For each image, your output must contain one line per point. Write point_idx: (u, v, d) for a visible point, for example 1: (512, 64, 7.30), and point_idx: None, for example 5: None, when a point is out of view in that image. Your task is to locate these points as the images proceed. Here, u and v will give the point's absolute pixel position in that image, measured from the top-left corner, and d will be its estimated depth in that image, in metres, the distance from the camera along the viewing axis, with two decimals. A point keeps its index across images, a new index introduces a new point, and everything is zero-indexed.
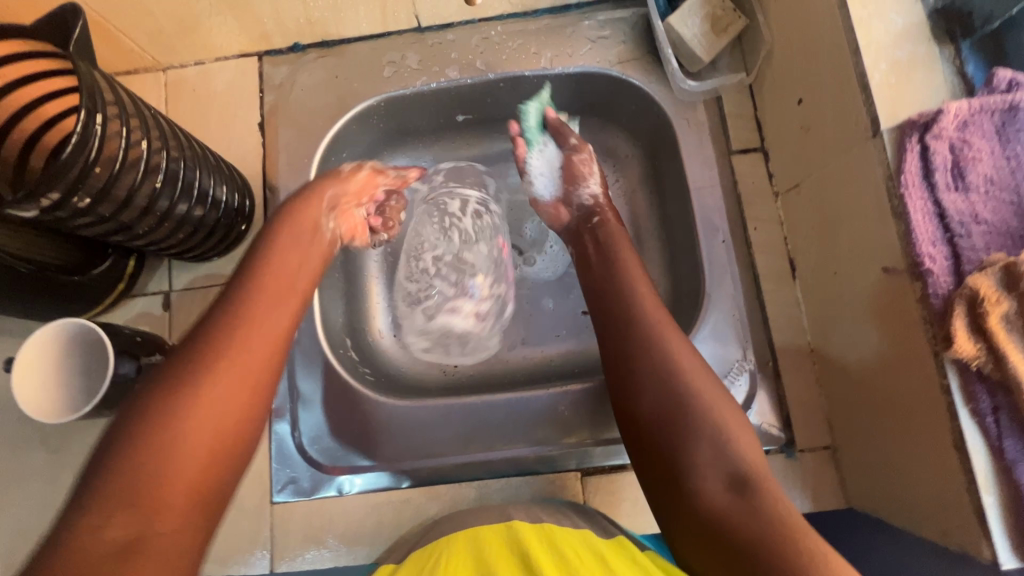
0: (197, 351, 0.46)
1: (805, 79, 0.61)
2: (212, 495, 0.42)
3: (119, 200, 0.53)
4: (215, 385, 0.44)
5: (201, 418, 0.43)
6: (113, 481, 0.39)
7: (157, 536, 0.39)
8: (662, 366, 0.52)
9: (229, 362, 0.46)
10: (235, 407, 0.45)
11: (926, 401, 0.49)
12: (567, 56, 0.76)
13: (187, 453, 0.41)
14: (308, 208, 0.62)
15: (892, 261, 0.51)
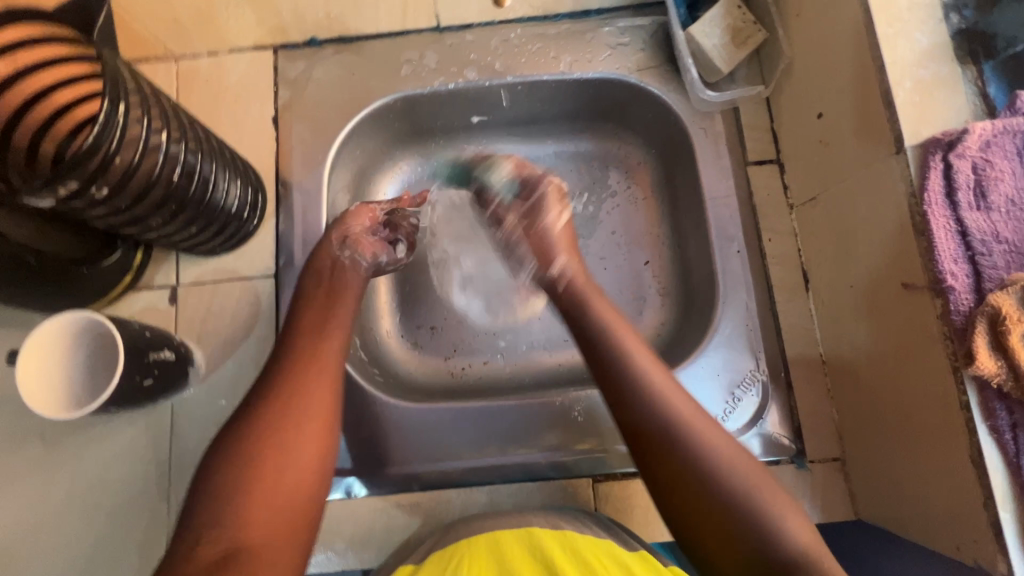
0: (277, 385, 0.50)
1: (827, 93, 0.61)
2: (302, 511, 0.45)
3: (136, 192, 0.52)
4: (294, 409, 0.49)
5: (284, 438, 0.47)
6: (213, 500, 0.43)
7: (251, 546, 0.42)
8: (670, 420, 0.50)
9: (308, 396, 0.50)
10: (313, 437, 0.48)
11: (943, 417, 0.49)
12: (587, 61, 0.75)
13: (275, 479, 0.45)
14: (321, 251, 0.63)
15: (912, 277, 0.52)
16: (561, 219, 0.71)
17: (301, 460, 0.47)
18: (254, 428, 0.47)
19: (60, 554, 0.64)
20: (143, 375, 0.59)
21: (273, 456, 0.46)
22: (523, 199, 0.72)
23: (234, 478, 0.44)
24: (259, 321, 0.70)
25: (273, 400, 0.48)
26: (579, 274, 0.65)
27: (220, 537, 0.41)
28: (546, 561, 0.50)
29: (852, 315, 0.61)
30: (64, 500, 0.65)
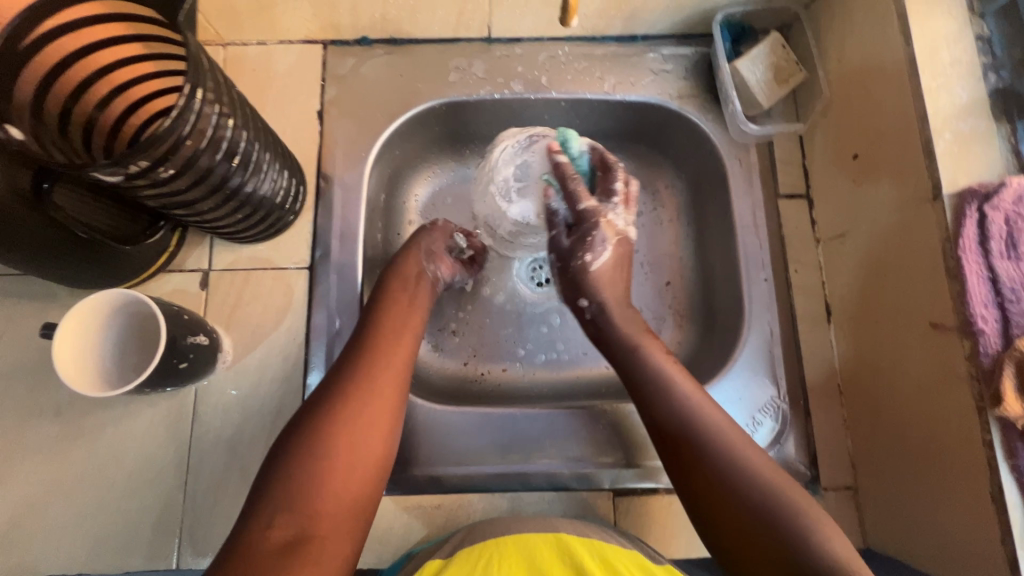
0: (340, 391, 0.54)
1: (865, 136, 0.64)
2: (357, 509, 0.50)
3: (196, 174, 0.52)
4: (360, 411, 0.53)
5: (350, 438, 0.51)
6: (284, 487, 0.48)
7: (313, 537, 0.46)
8: (693, 433, 0.54)
9: (374, 403, 0.54)
10: (374, 439, 0.52)
11: (965, 453, 0.52)
12: (631, 84, 0.78)
13: (339, 475, 0.49)
14: (409, 262, 0.69)
15: (942, 317, 0.54)
16: (609, 253, 0.66)
17: (362, 461, 0.51)
18: (322, 425, 0.51)
19: (72, 532, 0.63)
20: (179, 359, 0.59)
21: (339, 454, 0.50)
22: (582, 223, 0.66)
23: (305, 470, 0.48)
24: (289, 312, 0.70)
25: (341, 402, 0.53)
26: (610, 307, 0.65)
27: (290, 524, 0.46)
28: (574, 562, 0.52)
29: (874, 350, 0.63)
30: (78, 479, 0.64)
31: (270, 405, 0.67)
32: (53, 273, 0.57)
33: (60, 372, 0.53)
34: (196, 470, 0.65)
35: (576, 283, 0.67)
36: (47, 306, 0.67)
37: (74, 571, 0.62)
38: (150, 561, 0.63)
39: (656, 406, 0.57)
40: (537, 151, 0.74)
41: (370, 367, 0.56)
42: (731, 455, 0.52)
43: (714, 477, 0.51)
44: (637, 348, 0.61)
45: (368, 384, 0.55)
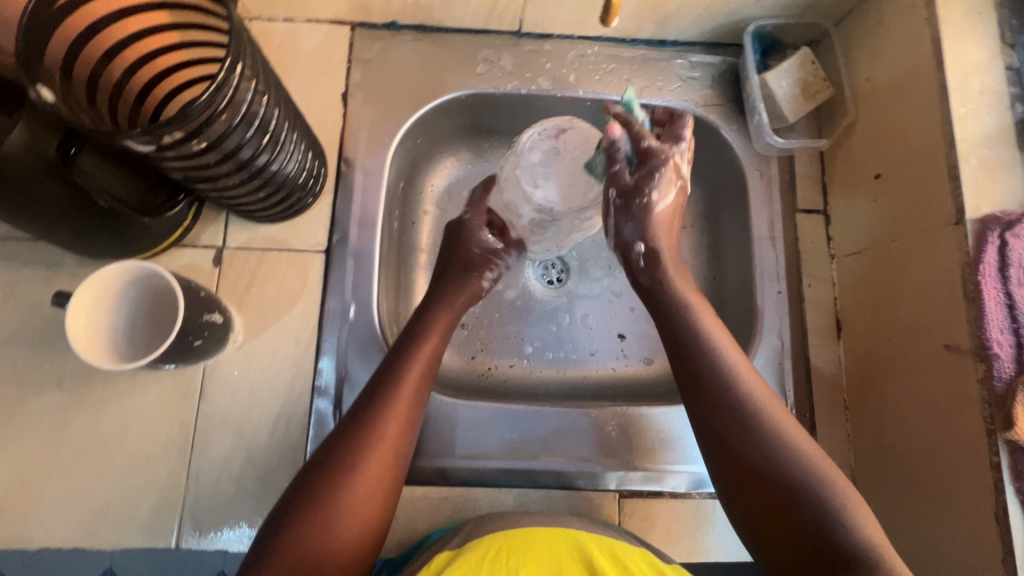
0: (344, 448, 0.50)
1: (889, 157, 0.65)
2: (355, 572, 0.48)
3: (225, 151, 0.52)
4: (365, 474, 0.49)
5: (354, 505, 0.48)
6: (283, 550, 0.46)
7: None
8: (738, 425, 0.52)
9: (377, 466, 0.50)
10: (373, 501, 0.49)
11: (970, 473, 0.53)
12: (658, 89, 0.78)
13: (337, 544, 0.47)
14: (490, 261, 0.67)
15: (956, 339, 0.55)
16: (671, 198, 0.59)
17: (361, 519, 0.49)
18: (322, 485, 0.48)
19: (71, 507, 0.62)
20: (194, 336, 0.58)
21: (338, 522, 0.47)
22: (649, 162, 0.57)
23: (303, 541, 0.46)
24: (303, 294, 0.69)
25: (340, 467, 0.49)
26: (666, 256, 0.60)
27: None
28: (588, 563, 0.52)
29: (883, 368, 0.64)
30: (79, 453, 0.63)
31: (279, 388, 0.66)
32: (61, 237, 0.55)
33: (74, 340, 0.53)
34: (202, 449, 0.64)
35: (637, 230, 0.59)
36: (53, 274, 0.66)
37: (69, 543, 0.61)
38: (150, 539, 0.62)
39: (703, 375, 0.54)
40: (570, 136, 0.62)
41: (374, 418, 0.52)
42: (773, 433, 0.51)
43: (749, 454, 0.51)
44: (685, 308, 0.58)
45: (372, 442, 0.51)
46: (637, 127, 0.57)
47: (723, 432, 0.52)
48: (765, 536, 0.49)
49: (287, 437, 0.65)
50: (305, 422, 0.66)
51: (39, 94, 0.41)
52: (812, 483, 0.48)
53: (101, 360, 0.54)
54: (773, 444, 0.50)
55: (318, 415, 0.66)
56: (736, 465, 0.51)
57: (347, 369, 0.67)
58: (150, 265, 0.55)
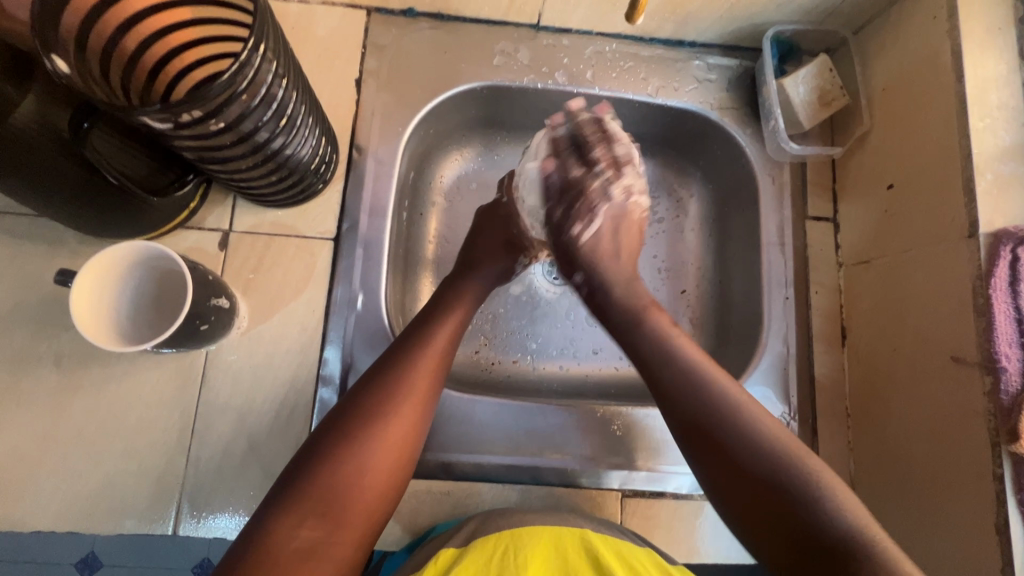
0: (372, 393, 0.50)
1: (903, 168, 0.66)
2: (377, 519, 0.47)
3: (242, 133, 0.51)
4: (392, 418, 0.49)
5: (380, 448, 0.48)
6: (308, 489, 0.45)
7: (332, 545, 0.44)
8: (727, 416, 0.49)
9: (404, 411, 0.50)
10: (400, 447, 0.49)
11: (972, 484, 0.54)
12: (674, 89, 0.77)
13: (363, 486, 0.46)
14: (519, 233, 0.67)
15: (964, 351, 0.56)
16: (602, 225, 0.62)
17: (385, 465, 0.48)
18: (351, 427, 0.48)
19: (66, 489, 0.60)
20: (201, 320, 0.57)
21: (367, 462, 0.47)
22: (570, 192, 0.61)
23: (332, 478, 0.45)
24: (310, 282, 0.68)
25: (370, 410, 0.49)
26: (607, 280, 0.60)
27: (315, 530, 0.44)
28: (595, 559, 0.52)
29: (888, 377, 0.65)
30: (75, 434, 0.61)
31: (283, 375, 0.65)
32: (64, 213, 0.54)
33: (76, 317, 0.51)
34: (202, 436, 0.63)
35: (567, 256, 0.62)
36: (54, 250, 0.64)
37: (63, 524, 0.60)
38: (146, 524, 0.61)
39: (683, 403, 0.50)
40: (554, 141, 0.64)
41: (400, 369, 0.52)
42: (772, 457, 0.47)
43: (747, 469, 0.47)
44: (664, 334, 0.55)
45: (401, 390, 0.51)
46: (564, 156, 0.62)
47: (714, 460, 0.48)
48: (778, 557, 0.45)
49: (289, 425, 0.64)
50: (308, 412, 0.65)
51: (54, 65, 0.40)
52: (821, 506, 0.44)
53: (106, 341, 0.53)
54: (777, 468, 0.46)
55: (321, 404, 0.65)
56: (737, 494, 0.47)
57: (352, 358, 0.66)
58: (156, 246, 0.54)
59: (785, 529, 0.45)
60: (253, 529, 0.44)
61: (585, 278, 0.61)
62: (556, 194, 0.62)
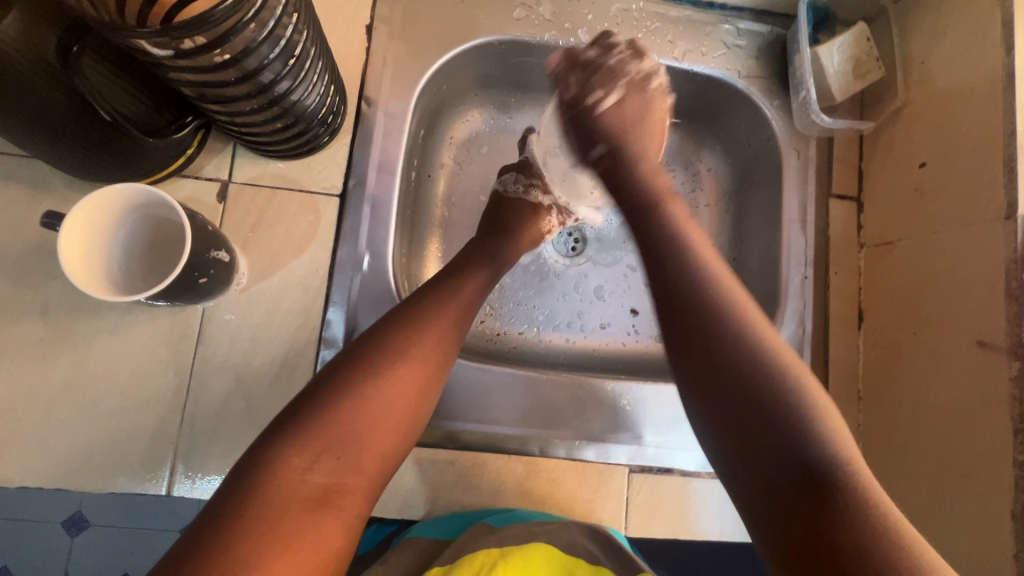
0: (388, 342, 0.50)
1: (937, 145, 0.63)
2: (385, 471, 0.47)
3: (247, 70, 0.46)
4: (405, 368, 0.49)
5: (392, 397, 0.47)
6: (320, 431, 0.44)
7: (346, 492, 0.44)
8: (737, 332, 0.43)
9: (417, 362, 0.50)
10: (412, 399, 0.49)
11: (989, 471, 0.53)
12: (701, 54, 0.74)
13: (375, 434, 0.46)
14: (530, 210, 0.69)
15: (990, 336, 0.55)
16: (623, 99, 0.61)
17: (396, 414, 0.47)
18: (370, 370, 0.48)
19: (53, 444, 0.58)
20: (200, 273, 0.54)
21: (382, 408, 0.47)
22: (588, 68, 0.62)
23: (351, 420, 0.45)
24: (313, 239, 0.64)
25: (390, 352, 0.49)
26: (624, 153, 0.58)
27: (330, 472, 0.44)
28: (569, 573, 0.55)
29: (907, 361, 0.64)
30: (64, 387, 0.59)
31: (283, 335, 0.62)
32: (46, 147, 0.49)
33: (69, 222, 0.48)
34: (197, 394, 0.60)
35: (585, 130, 0.61)
36: (41, 194, 0.60)
37: (49, 480, 0.57)
38: (137, 483, 0.58)
39: (699, 321, 0.44)
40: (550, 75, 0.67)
41: (418, 320, 0.52)
42: (788, 395, 0.41)
43: (751, 391, 0.41)
44: (685, 251, 0.48)
45: (416, 341, 0.50)
46: (592, 49, 0.63)
47: (709, 384, 0.42)
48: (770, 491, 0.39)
49: (290, 387, 0.62)
50: (309, 375, 0.62)
51: None
52: (827, 453, 0.39)
53: (91, 286, 0.49)
54: (794, 410, 0.40)
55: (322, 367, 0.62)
56: (736, 430, 0.41)
57: (356, 323, 0.64)
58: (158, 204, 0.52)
59: (784, 472, 0.39)
60: (259, 470, 0.42)
61: (608, 147, 0.58)
62: (576, 75, 0.62)
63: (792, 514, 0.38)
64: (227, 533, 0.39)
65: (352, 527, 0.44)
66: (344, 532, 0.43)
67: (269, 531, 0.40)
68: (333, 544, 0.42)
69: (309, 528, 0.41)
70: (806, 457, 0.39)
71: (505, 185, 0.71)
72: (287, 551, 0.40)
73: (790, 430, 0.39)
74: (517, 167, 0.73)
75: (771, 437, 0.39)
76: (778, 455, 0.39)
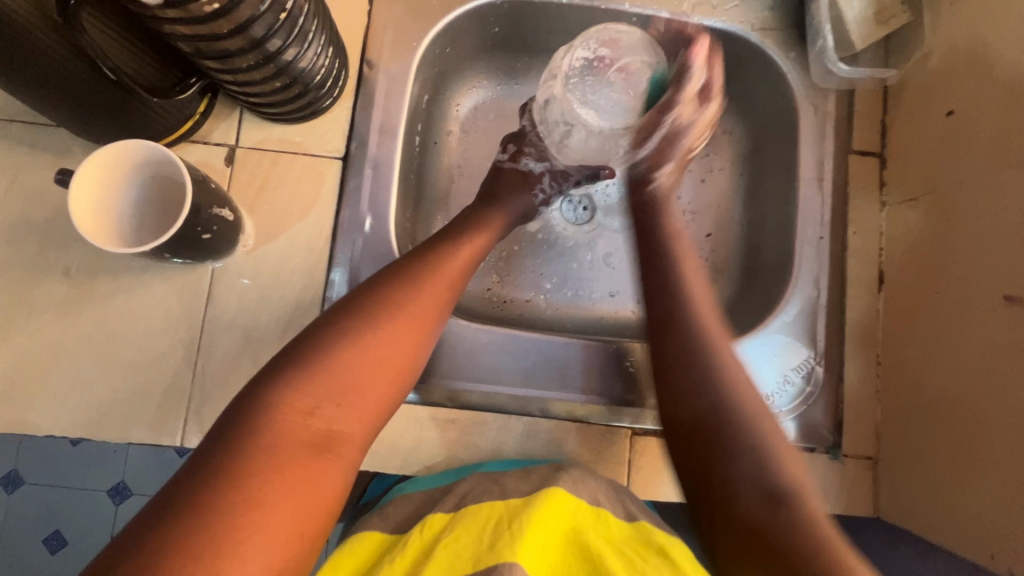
0: (387, 296, 0.52)
1: (965, 91, 0.59)
2: (380, 420, 0.50)
3: (238, 23, 0.47)
4: (400, 322, 0.51)
5: (388, 347, 0.50)
6: (319, 376, 0.46)
7: (344, 437, 0.46)
8: (699, 350, 0.54)
9: (413, 317, 0.52)
10: (406, 350, 0.51)
11: (1012, 434, 0.51)
12: (712, 7, 0.71)
13: (373, 380, 0.48)
14: (519, 184, 0.69)
15: (1018, 289, 0.51)
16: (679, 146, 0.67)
17: (390, 363, 0.50)
18: (372, 322, 0.50)
19: (76, 398, 0.61)
20: (203, 230, 0.55)
21: (377, 358, 0.49)
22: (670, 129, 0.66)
23: (347, 368, 0.47)
24: (317, 202, 0.65)
25: (391, 305, 0.51)
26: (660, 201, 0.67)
27: (329, 417, 0.45)
28: (575, 531, 0.54)
29: (928, 323, 0.60)
30: (85, 345, 0.62)
31: (290, 296, 0.64)
32: (51, 105, 0.51)
33: (86, 160, 0.50)
34: (208, 351, 0.62)
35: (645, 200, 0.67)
36: (60, 161, 0.63)
37: (73, 432, 0.61)
38: (154, 435, 0.61)
39: (672, 340, 0.55)
40: (614, 49, 0.63)
41: (417, 275, 0.54)
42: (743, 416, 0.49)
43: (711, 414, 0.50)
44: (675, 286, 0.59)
45: (412, 295, 0.53)
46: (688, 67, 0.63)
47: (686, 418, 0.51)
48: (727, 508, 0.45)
49: None
50: None
51: None
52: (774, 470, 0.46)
53: (83, 222, 0.50)
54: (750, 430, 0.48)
55: None
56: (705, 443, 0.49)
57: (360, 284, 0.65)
58: (167, 165, 0.54)
59: (747, 481, 0.45)
60: (261, 415, 0.43)
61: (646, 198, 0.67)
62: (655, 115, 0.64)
63: (750, 537, 0.43)
64: (223, 479, 0.39)
65: (349, 473, 0.45)
66: (341, 476, 0.44)
67: (271, 468, 0.41)
68: (334, 487, 0.43)
69: (307, 469, 0.42)
70: (762, 474, 0.46)
71: (500, 159, 0.71)
72: (293, 492, 0.41)
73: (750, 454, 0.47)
74: (515, 137, 0.72)
75: (743, 466, 0.46)
76: (741, 470, 0.46)
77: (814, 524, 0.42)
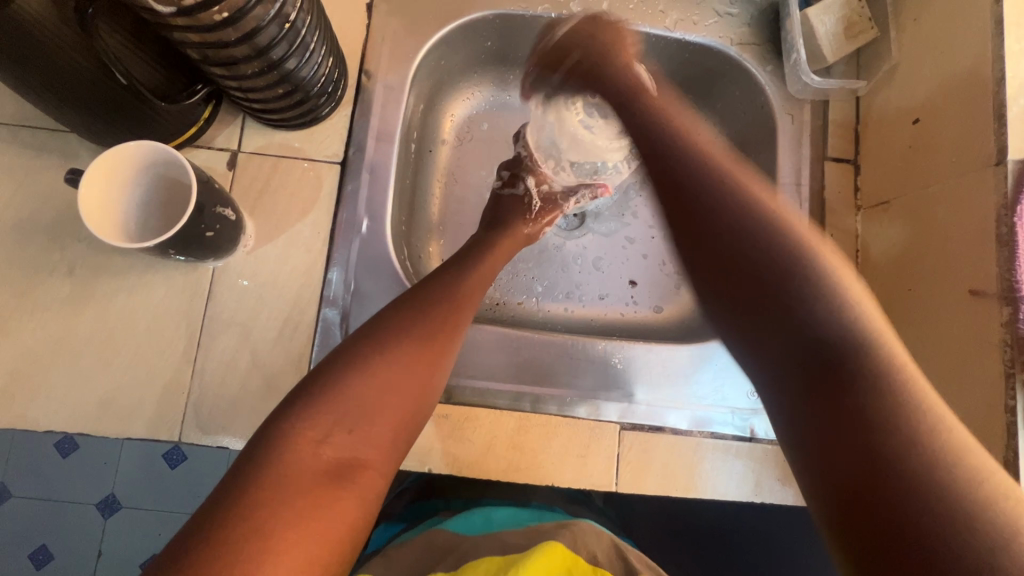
0: (393, 322, 0.53)
1: (929, 99, 0.63)
2: (397, 448, 0.50)
3: (245, 32, 0.50)
4: (410, 347, 0.52)
5: (398, 373, 0.50)
6: (332, 404, 0.47)
7: (360, 466, 0.47)
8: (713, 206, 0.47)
9: (424, 345, 0.53)
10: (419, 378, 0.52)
11: (982, 421, 0.53)
12: (693, 23, 0.75)
13: (385, 407, 0.49)
14: (517, 215, 0.73)
15: (982, 284, 0.54)
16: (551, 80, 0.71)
17: (403, 389, 0.50)
18: (380, 349, 0.51)
19: (76, 394, 0.62)
20: (206, 227, 0.58)
21: (387, 386, 0.50)
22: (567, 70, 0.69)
23: (360, 396, 0.48)
24: (316, 205, 0.68)
25: (397, 332, 0.52)
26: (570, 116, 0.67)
27: (341, 446, 0.46)
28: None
29: (903, 323, 0.63)
30: (86, 342, 0.63)
31: (289, 294, 0.66)
32: (61, 108, 0.53)
33: (102, 156, 0.53)
34: (207, 348, 0.64)
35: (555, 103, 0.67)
36: (68, 165, 0.65)
37: (72, 428, 0.62)
38: (152, 430, 0.62)
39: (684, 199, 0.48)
40: None
41: (426, 303, 0.56)
42: (799, 265, 0.43)
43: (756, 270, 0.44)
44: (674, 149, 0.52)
45: (421, 323, 0.54)
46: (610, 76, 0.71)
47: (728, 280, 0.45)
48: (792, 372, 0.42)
49: (294, 342, 0.65)
50: (310, 332, 0.65)
51: None
52: (839, 321, 0.41)
53: (90, 212, 0.53)
54: (803, 278, 0.43)
55: (325, 323, 0.66)
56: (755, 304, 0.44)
57: (357, 284, 0.67)
58: (173, 165, 0.57)
59: (806, 349, 0.41)
60: (271, 432, 0.45)
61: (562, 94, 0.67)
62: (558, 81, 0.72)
63: (844, 408, 0.38)
64: (241, 507, 0.41)
65: (365, 500, 0.46)
66: (356, 505, 0.45)
67: (283, 497, 0.42)
68: (350, 515, 0.44)
69: (322, 498, 0.43)
70: (828, 329, 0.41)
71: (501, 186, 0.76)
72: (308, 522, 0.42)
73: (815, 326, 0.41)
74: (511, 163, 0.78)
75: (800, 341, 0.42)
76: (800, 338, 0.42)
77: (908, 387, 0.37)
